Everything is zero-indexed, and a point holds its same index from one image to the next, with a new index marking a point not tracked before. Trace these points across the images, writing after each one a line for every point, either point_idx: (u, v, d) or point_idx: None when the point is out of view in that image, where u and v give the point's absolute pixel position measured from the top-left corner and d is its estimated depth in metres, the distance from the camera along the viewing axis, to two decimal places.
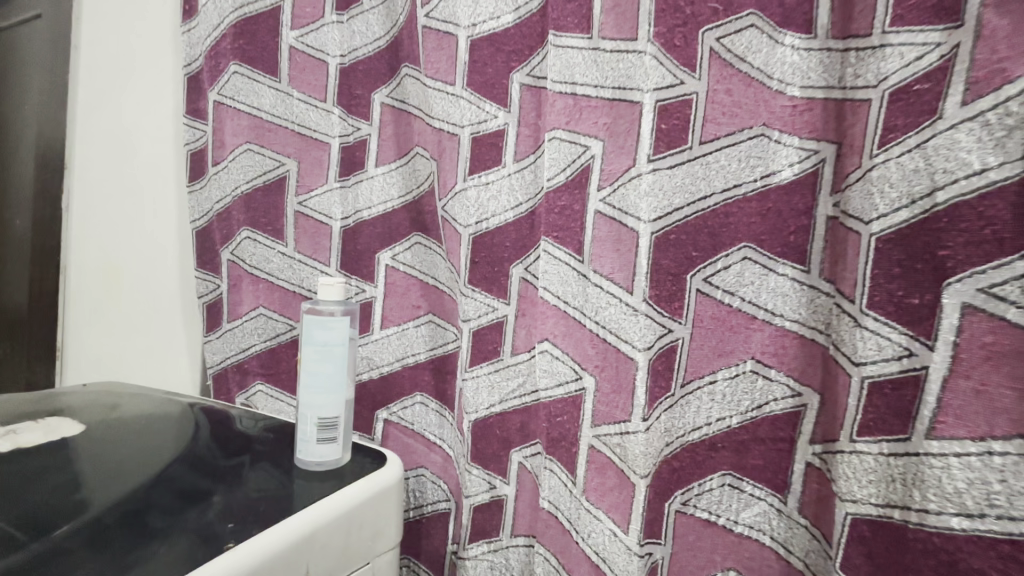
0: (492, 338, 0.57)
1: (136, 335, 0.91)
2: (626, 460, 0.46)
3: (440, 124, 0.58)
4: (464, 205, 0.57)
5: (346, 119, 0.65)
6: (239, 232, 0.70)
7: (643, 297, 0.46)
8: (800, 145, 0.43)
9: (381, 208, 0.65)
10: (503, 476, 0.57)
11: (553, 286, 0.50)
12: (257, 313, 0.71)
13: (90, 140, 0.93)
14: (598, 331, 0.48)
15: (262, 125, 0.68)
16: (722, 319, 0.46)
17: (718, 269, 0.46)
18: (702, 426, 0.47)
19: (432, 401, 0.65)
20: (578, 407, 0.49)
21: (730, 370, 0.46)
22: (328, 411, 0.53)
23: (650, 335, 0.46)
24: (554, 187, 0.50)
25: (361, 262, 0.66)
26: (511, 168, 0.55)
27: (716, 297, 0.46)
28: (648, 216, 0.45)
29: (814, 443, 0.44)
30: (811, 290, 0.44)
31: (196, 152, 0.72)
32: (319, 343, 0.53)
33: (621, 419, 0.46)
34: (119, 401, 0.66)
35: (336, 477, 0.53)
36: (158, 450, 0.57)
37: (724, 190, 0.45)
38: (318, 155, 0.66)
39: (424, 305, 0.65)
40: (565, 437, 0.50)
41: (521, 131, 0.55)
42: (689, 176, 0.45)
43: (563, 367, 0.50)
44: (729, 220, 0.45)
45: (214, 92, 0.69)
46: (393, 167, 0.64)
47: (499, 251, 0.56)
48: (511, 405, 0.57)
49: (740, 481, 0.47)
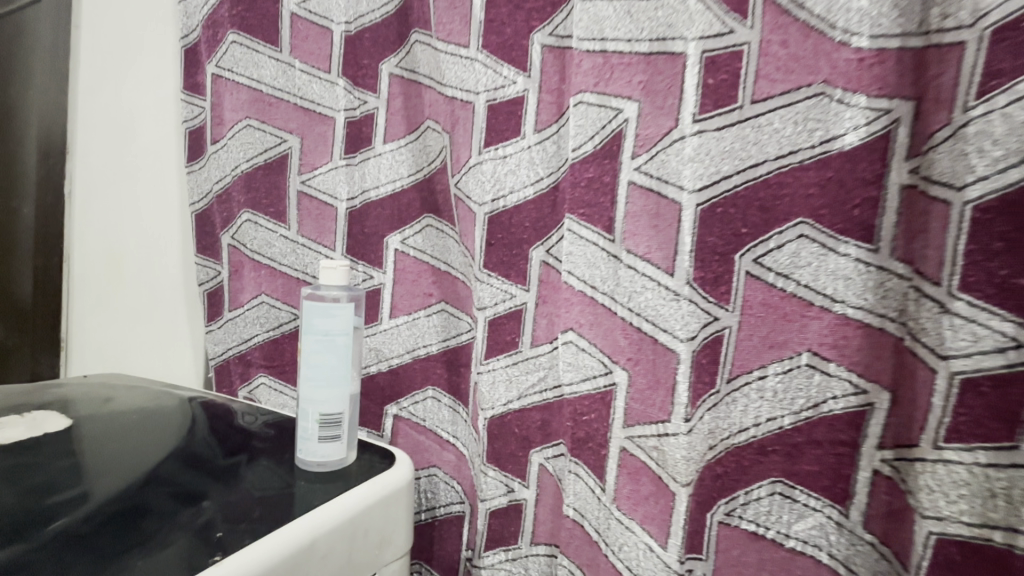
0: (511, 328, 0.52)
1: (139, 324, 0.87)
2: (665, 466, 0.41)
3: (454, 92, 0.54)
4: (479, 180, 0.52)
5: (352, 91, 0.60)
6: (240, 214, 0.66)
7: (685, 280, 0.40)
8: (868, 104, 0.37)
9: (389, 187, 0.60)
10: (522, 479, 0.52)
11: (579, 269, 0.44)
12: (259, 301, 0.66)
13: (90, 123, 0.90)
14: (631, 319, 0.42)
15: (262, 99, 0.63)
16: (774, 306, 0.40)
17: (771, 248, 0.40)
18: (750, 427, 0.41)
19: (445, 396, 0.61)
20: (608, 405, 0.44)
21: (783, 364, 0.40)
22: (331, 407, 0.48)
23: (693, 325, 0.40)
24: (580, 158, 0.44)
25: (368, 247, 0.61)
26: (531, 139, 0.50)
27: (767, 280, 0.40)
28: (691, 186, 0.39)
29: (883, 449, 0.39)
30: (880, 272, 0.38)
31: (195, 131, 0.68)
32: (319, 332, 0.48)
33: (658, 418, 0.41)
34: (113, 395, 0.62)
35: (342, 479, 0.49)
36: (153, 447, 0.53)
37: (778, 157, 0.39)
38: (321, 130, 0.61)
39: (436, 293, 0.60)
40: (593, 438, 0.44)
41: (542, 98, 0.49)
42: (739, 140, 0.39)
43: (590, 360, 0.44)
44: (783, 191, 0.39)
45: (211, 64, 0.65)
46: (402, 143, 0.59)
47: (517, 232, 0.51)
48: (531, 401, 0.51)
49: (793, 490, 0.41)
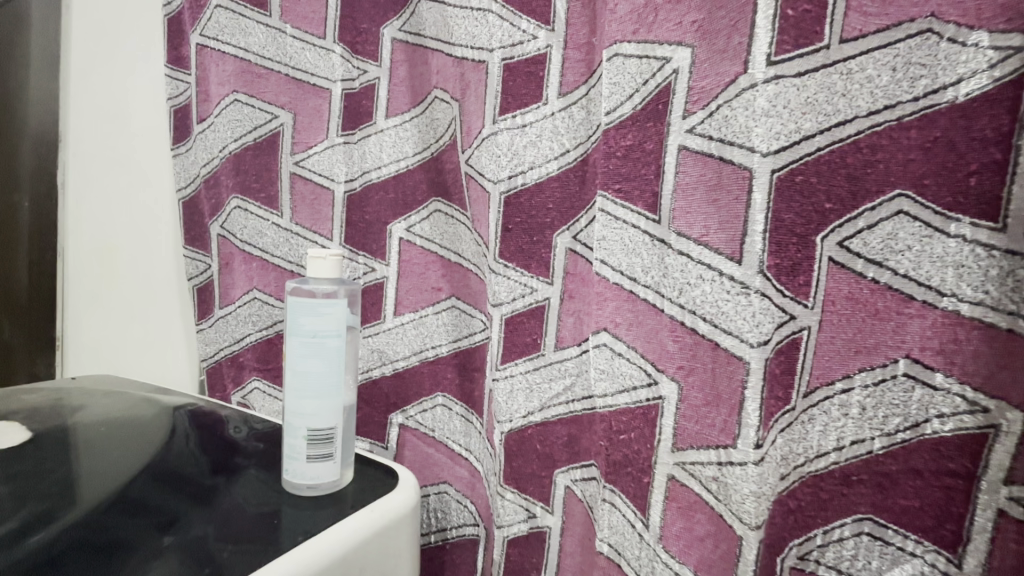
0: (532, 328, 0.44)
1: (133, 323, 0.82)
2: (726, 501, 0.33)
3: (464, 52, 0.47)
4: (493, 154, 0.44)
5: (350, 59, 0.52)
6: (229, 201, 0.60)
7: (756, 269, 0.32)
8: (991, 44, 0.28)
9: (393, 167, 0.52)
10: (546, 504, 0.45)
11: (614, 257, 0.36)
12: (251, 298, 0.60)
13: (78, 109, 0.84)
14: (682, 318, 0.34)
15: (250, 70, 0.56)
16: (863, 302, 0.32)
17: (860, 229, 0.32)
18: (830, 452, 0.34)
19: (457, 404, 0.53)
20: (651, 424, 0.35)
21: (873, 374, 0.32)
22: (321, 421, 0.41)
23: (766, 325, 0.32)
24: (615, 123, 0.36)
25: (370, 235, 0.54)
26: (555, 105, 0.42)
27: (853, 269, 0.32)
28: (764, 148, 0.31)
29: (1014, 485, 0.30)
30: (1010, 257, 0.29)
31: (179, 109, 0.61)
32: (307, 333, 0.41)
33: (718, 442, 0.33)
34: (85, 404, 0.56)
35: (335, 505, 0.42)
36: (126, 459, 0.47)
37: (870, 113, 0.30)
38: (316, 103, 0.54)
39: (446, 287, 0.53)
40: (631, 461, 0.36)
41: (568, 55, 0.42)
42: (822, 89, 0.30)
43: (630, 367, 0.36)
44: (877, 155, 0.31)
45: (196, 33, 0.58)
46: (406, 118, 0.52)
47: (539, 215, 0.43)
48: (556, 413, 0.44)
49: (886, 530, 0.33)
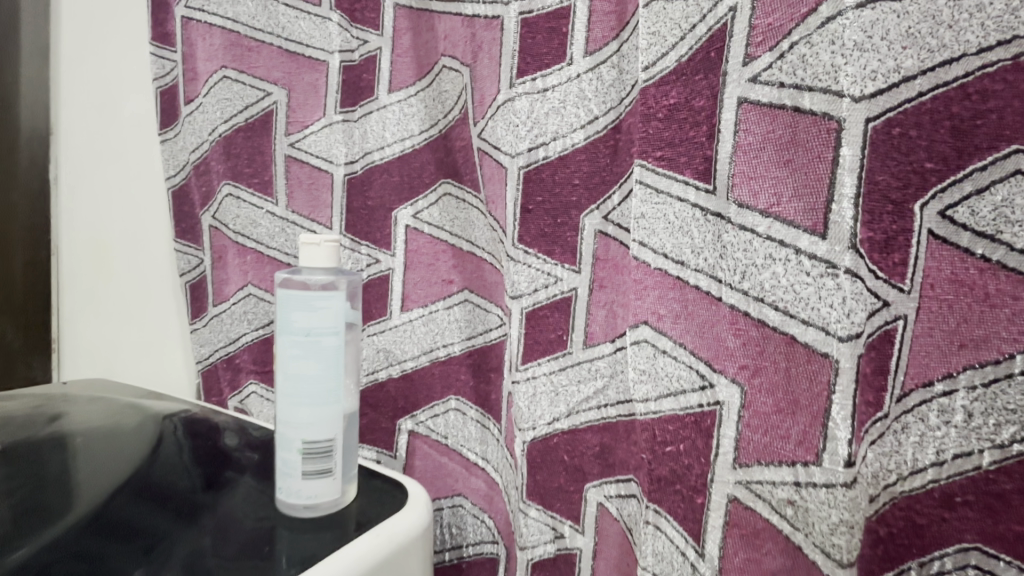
0: (556, 323, 0.39)
1: (130, 324, 0.78)
2: (805, 530, 0.27)
3: (476, 9, 0.41)
4: (510, 124, 0.38)
5: (349, 28, 0.47)
6: (220, 188, 0.55)
7: (847, 244, 0.26)
8: None
9: (396, 147, 0.47)
10: (575, 522, 0.39)
11: (658, 237, 0.30)
12: (246, 294, 0.55)
13: (70, 101, 0.79)
14: (747, 308, 0.28)
15: (239, 43, 0.51)
16: (968, 284, 0.26)
17: (968, 195, 0.26)
18: (928, 468, 0.28)
19: (472, 408, 0.48)
20: (706, 434, 0.29)
21: (983, 374, 0.26)
22: (317, 432, 0.36)
23: (858, 315, 0.26)
24: (655, 79, 0.30)
25: (373, 222, 0.49)
26: (581, 65, 0.36)
27: (957, 244, 0.26)
28: (856, 92, 0.25)
29: None
30: None
31: (166, 91, 0.56)
32: (300, 332, 0.36)
33: (795, 458, 0.27)
34: (63, 413, 0.51)
35: (336, 528, 0.37)
36: (110, 473, 0.42)
37: (981, 49, 0.24)
38: (311, 78, 0.49)
39: (458, 279, 0.47)
40: (680, 478, 0.30)
41: (596, 6, 0.36)
42: (925, 18, 0.24)
43: (680, 368, 0.30)
44: (987, 103, 0.25)
45: (181, 5, 0.53)
46: (411, 92, 0.46)
47: (563, 193, 0.38)
48: (586, 420, 0.38)
49: (997, 563, 0.27)
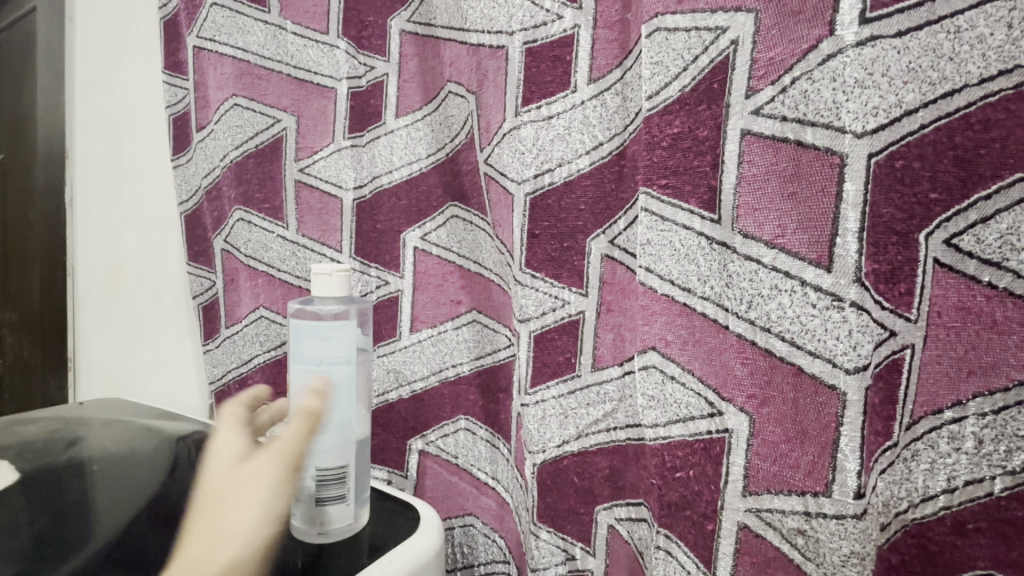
0: (564, 346, 0.39)
1: (145, 343, 0.79)
2: (817, 560, 0.27)
3: (480, 38, 0.42)
4: (516, 151, 0.39)
5: (356, 55, 0.48)
6: (232, 213, 0.56)
7: (852, 277, 0.26)
8: None
9: (404, 171, 0.48)
10: (586, 544, 0.40)
11: (663, 264, 0.31)
12: (258, 316, 0.56)
13: (84, 124, 0.81)
14: (752, 336, 0.28)
15: (250, 71, 0.53)
16: (975, 312, 0.27)
17: (973, 223, 0.26)
18: (939, 494, 0.28)
19: (481, 428, 0.48)
20: (715, 460, 0.30)
21: (993, 401, 0.26)
22: (330, 459, 0.37)
23: (865, 347, 0.26)
24: (658, 109, 0.30)
25: (382, 245, 0.49)
26: (586, 93, 0.37)
27: (962, 272, 0.26)
28: (858, 127, 0.25)
29: None
30: None
31: (178, 118, 0.58)
32: (313, 360, 0.36)
33: (804, 488, 0.27)
34: (81, 436, 0.52)
35: (352, 552, 0.37)
36: (127, 498, 0.43)
37: (983, 80, 0.24)
38: (320, 104, 0.50)
39: (466, 300, 0.48)
40: (690, 503, 0.30)
41: (599, 35, 0.37)
42: (926, 52, 0.24)
43: (686, 394, 0.30)
44: (991, 133, 0.25)
45: (193, 36, 0.55)
46: (418, 117, 0.47)
47: (569, 218, 0.38)
48: (595, 442, 0.39)
49: None
